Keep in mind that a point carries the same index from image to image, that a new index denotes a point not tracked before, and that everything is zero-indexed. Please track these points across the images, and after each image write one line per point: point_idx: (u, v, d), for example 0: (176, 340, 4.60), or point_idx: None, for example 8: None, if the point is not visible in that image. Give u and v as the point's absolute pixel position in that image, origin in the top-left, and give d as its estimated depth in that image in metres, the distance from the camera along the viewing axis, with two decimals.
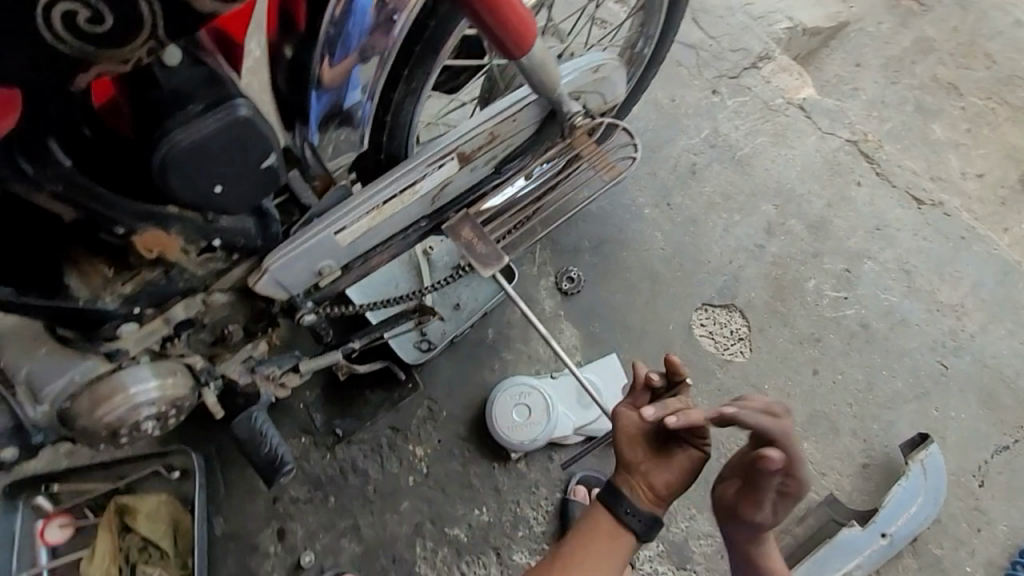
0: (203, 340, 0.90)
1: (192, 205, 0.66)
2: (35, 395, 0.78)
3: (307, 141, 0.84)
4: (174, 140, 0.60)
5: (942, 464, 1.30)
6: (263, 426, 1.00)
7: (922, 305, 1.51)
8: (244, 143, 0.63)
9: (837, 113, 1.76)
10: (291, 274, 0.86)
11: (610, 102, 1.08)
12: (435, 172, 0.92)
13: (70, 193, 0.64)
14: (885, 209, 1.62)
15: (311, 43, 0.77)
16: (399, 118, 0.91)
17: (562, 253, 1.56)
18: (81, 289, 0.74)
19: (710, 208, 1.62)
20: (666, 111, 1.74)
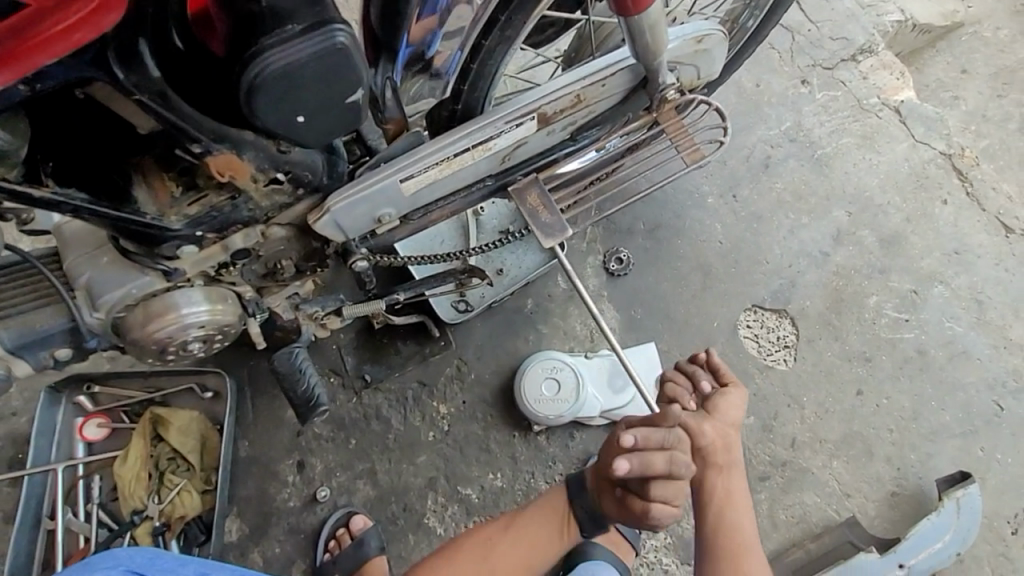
0: (255, 271, 0.87)
1: (273, 133, 0.61)
2: (92, 302, 0.78)
3: (389, 80, 0.79)
4: (266, 61, 0.55)
5: (979, 506, 1.24)
6: (301, 364, 1.00)
7: (987, 340, 1.42)
8: (336, 77, 0.58)
9: (935, 122, 1.62)
10: (352, 217, 0.84)
11: (706, 78, 1.00)
12: (512, 131, 0.87)
13: (153, 104, 0.61)
14: (968, 233, 1.51)
15: None
16: (485, 69, 0.85)
17: (614, 232, 1.50)
18: (147, 204, 0.72)
19: (778, 206, 1.53)
20: (747, 96, 1.63)
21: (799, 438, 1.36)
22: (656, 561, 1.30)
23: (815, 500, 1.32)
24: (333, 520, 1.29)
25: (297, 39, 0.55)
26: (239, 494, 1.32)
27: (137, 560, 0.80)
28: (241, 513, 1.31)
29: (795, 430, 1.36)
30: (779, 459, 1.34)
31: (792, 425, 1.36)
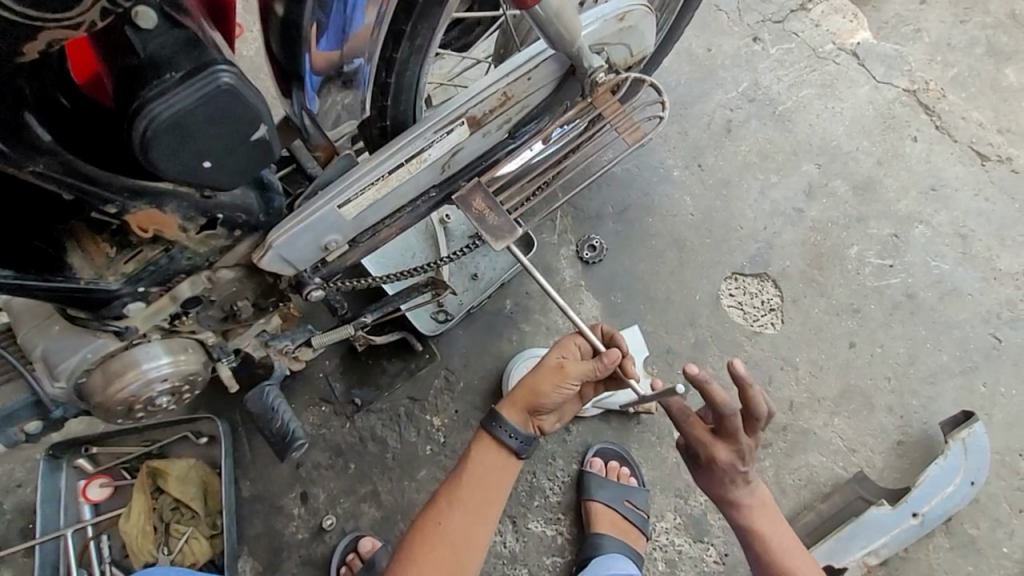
0: (212, 316, 0.87)
1: (182, 181, 0.62)
2: (50, 372, 0.79)
3: (305, 108, 0.79)
4: (152, 112, 0.56)
5: (987, 444, 1.22)
6: (273, 402, 1.00)
7: (976, 273, 1.39)
8: (230, 115, 0.59)
9: (895, 59, 1.59)
10: (296, 250, 0.83)
11: (639, 55, 0.98)
12: (444, 139, 0.86)
13: (55, 172, 0.61)
14: (943, 167, 1.48)
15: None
16: (404, 80, 0.83)
17: (584, 220, 1.49)
18: (83, 269, 0.72)
19: (745, 169, 1.51)
20: (700, 62, 1.60)
21: (796, 400, 1.34)
22: (668, 543, 1.28)
23: (821, 460, 1.30)
24: (342, 546, 1.30)
25: (182, 85, 0.56)
26: (247, 534, 1.33)
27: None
28: (252, 552, 1.32)
29: (791, 393, 1.34)
30: (779, 424, 1.32)
31: (787, 388, 1.34)
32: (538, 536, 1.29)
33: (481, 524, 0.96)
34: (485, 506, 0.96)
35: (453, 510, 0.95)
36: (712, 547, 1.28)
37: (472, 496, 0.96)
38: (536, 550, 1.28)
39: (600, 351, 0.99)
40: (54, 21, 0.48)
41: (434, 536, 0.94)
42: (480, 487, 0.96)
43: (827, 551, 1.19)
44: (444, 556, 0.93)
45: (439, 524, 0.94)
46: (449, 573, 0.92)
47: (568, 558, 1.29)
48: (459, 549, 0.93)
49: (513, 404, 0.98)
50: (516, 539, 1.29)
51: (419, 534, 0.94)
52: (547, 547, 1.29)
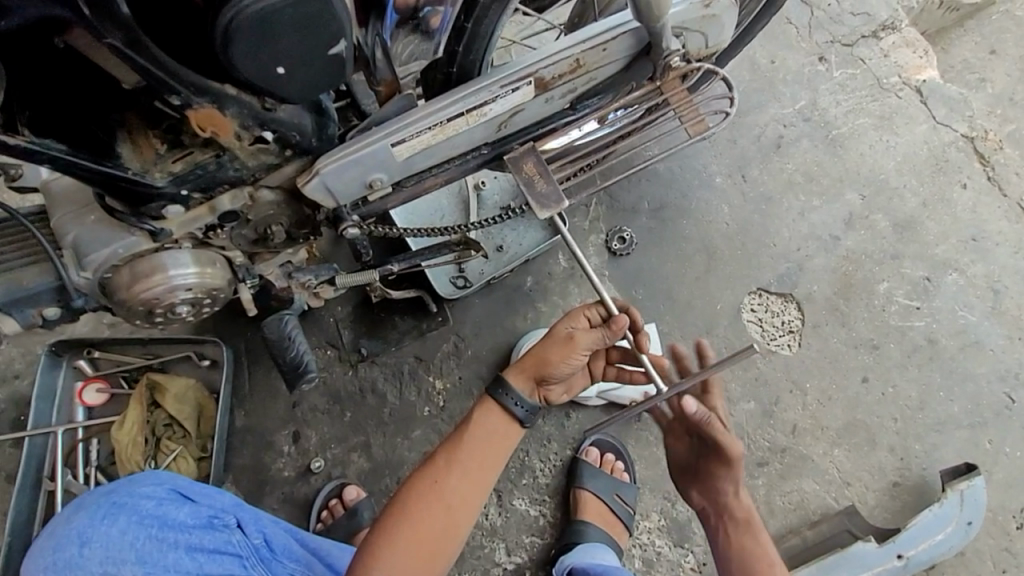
0: (246, 236, 0.86)
1: (252, 83, 0.60)
2: (79, 261, 0.78)
3: (379, 37, 0.76)
4: (238, 5, 0.54)
5: (984, 500, 1.21)
6: (290, 331, 1.00)
7: (1002, 330, 1.38)
8: (315, 23, 0.57)
9: (958, 103, 1.56)
10: (340, 182, 0.81)
11: (714, 48, 0.96)
12: (508, 96, 0.84)
13: (126, 48, 0.59)
14: (987, 219, 1.45)
15: None
16: (480, 27, 0.81)
17: (618, 211, 1.47)
18: (130, 161, 0.71)
19: (788, 187, 1.48)
20: (761, 73, 1.57)
21: (800, 425, 1.33)
22: (649, 543, 1.28)
23: (813, 487, 1.29)
24: (327, 490, 1.30)
25: None
26: (234, 462, 1.33)
27: (181, 483, 0.91)
28: (237, 480, 1.32)
29: (796, 417, 1.33)
30: (778, 445, 1.32)
31: (792, 412, 1.34)
32: (521, 514, 1.29)
33: (477, 493, 0.91)
34: (483, 475, 0.91)
35: (449, 473, 0.90)
36: (691, 555, 1.27)
37: (471, 460, 0.91)
38: (516, 527, 1.28)
39: (611, 324, 0.96)
40: None
41: (428, 497, 0.89)
42: (480, 454, 0.91)
43: None
44: (436, 519, 0.88)
45: (435, 487, 0.90)
46: (439, 539, 0.88)
47: (546, 541, 1.29)
48: (454, 517, 0.89)
49: (526, 373, 0.94)
50: (498, 513, 1.29)
51: (411, 492, 0.90)
52: (528, 526, 1.29)
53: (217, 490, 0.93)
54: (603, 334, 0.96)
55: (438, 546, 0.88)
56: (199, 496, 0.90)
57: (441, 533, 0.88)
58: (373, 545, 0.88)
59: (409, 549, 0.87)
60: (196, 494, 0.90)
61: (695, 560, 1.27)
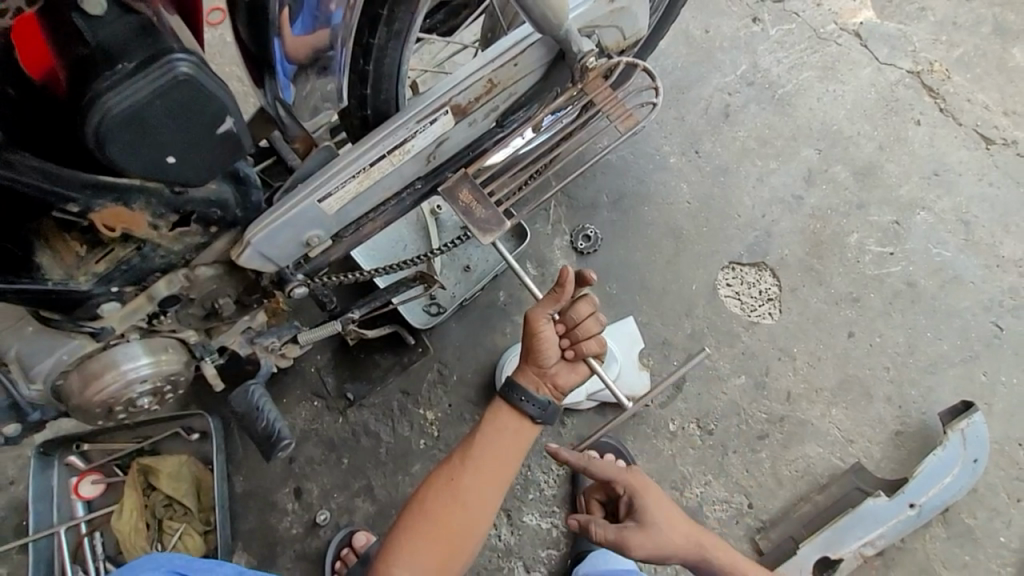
0: (193, 314, 0.84)
1: (145, 177, 0.59)
2: (26, 374, 0.77)
3: (279, 97, 0.76)
4: (107, 105, 0.53)
5: (987, 434, 1.20)
6: (259, 402, 0.97)
7: (979, 260, 1.36)
8: (189, 107, 0.56)
9: (898, 39, 1.54)
10: (274, 246, 0.80)
11: (630, 38, 0.95)
12: (428, 129, 0.82)
13: (8, 169, 0.58)
14: (946, 151, 1.44)
15: None
16: (383, 67, 0.80)
17: (577, 209, 1.45)
18: (52, 269, 0.71)
19: (743, 154, 1.47)
20: (697, 44, 1.55)
21: (794, 391, 1.32)
22: None
23: (818, 451, 1.28)
24: (336, 541, 1.29)
25: (137, 75, 0.53)
26: (241, 529, 1.32)
27: (177, 563, 0.82)
28: (247, 547, 1.31)
29: (788, 384, 1.32)
30: (775, 415, 1.31)
31: (784, 379, 1.33)
32: (533, 530, 1.29)
33: (494, 494, 0.94)
34: (497, 471, 0.94)
35: (465, 473, 0.93)
36: None
37: (485, 458, 0.94)
38: (531, 543, 1.27)
39: (559, 284, 0.95)
40: None
41: (448, 497, 0.92)
42: (495, 453, 0.94)
43: (823, 544, 1.18)
44: (454, 519, 0.91)
45: (455, 490, 0.93)
46: (458, 538, 0.91)
47: (562, 552, 1.28)
48: (471, 514, 0.92)
49: (526, 369, 0.98)
50: (510, 532, 1.28)
51: (430, 493, 0.93)
52: (542, 540, 1.28)
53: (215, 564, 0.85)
54: (555, 296, 0.95)
55: (458, 540, 0.91)
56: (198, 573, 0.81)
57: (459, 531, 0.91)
58: (393, 549, 0.90)
59: (427, 547, 0.90)
60: (192, 573, 0.80)
61: None
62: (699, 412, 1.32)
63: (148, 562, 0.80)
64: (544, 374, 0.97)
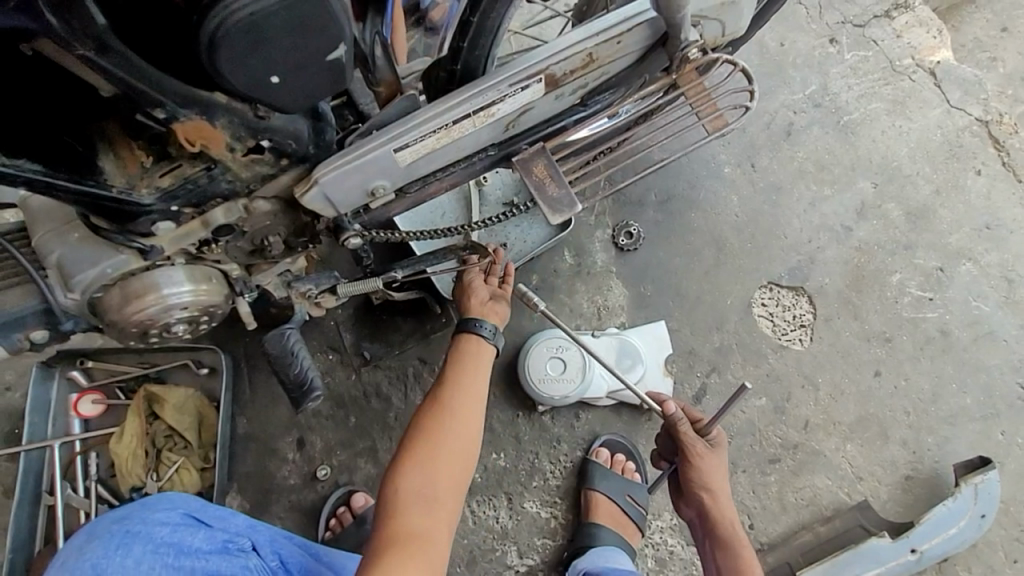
0: (241, 249, 0.81)
1: (244, 93, 0.56)
2: (66, 282, 0.73)
3: (380, 36, 0.71)
4: (228, 9, 0.49)
5: (998, 492, 1.20)
6: (293, 347, 0.94)
7: (1015, 320, 1.35)
8: (308, 29, 0.52)
9: (972, 85, 1.51)
10: (340, 191, 0.76)
11: (731, 36, 0.91)
12: (516, 95, 0.79)
13: (99, 60, 0.54)
14: (1001, 206, 1.42)
15: None
16: (487, 22, 0.76)
17: (624, 203, 1.42)
18: (114, 177, 0.67)
19: (799, 176, 1.44)
20: (770, 57, 1.51)
21: (812, 420, 1.31)
22: (661, 542, 1.27)
23: (826, 483, 1.28)
24: (334, 498, 1.28)
25: None
26: (238, 471, 1.30)
27: (191, 506, 0.82)
28: (241, 490, 1.29)
29: (808, 412, 1.32)
30: (789, 442, 1.30)
31: (804, 408, 1.32)
32: (532, 517, 1.28)
33: (476, 417, 0.95)
34: (477, 395, 0.96)
35: (440, 413, 0.93)
36: None
37: (464, 385, 0.96)
38: (528, 529, 1.27)
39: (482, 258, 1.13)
40: None
41: (433, 430, 0.91)
42: (468, 376, 0.97)
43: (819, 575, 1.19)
44: (446, 446, 0.90)
45: (436, 418, 0.92)
46: (453, 474, 0.88)
47: (558, 542, 1.28)
48: (459, 445, 0.90)
49: (471, 304, 1.06)
50: (508, 516, 1.27)
51: (415, 429, 0.92)
52: (539, 528, 1.27)
53: (229, 514, 0.85)
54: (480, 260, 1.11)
55: (460, 472, 0.89)
56: (212, 520, 0.81)
57: (455, 467, 0.89)
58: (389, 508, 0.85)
59: (435, 481, 0.86)
60: (208, 518, 0.80)
61: None
62: None
63: (161, 502, 0.80)
64: (482, 306, 1.06)
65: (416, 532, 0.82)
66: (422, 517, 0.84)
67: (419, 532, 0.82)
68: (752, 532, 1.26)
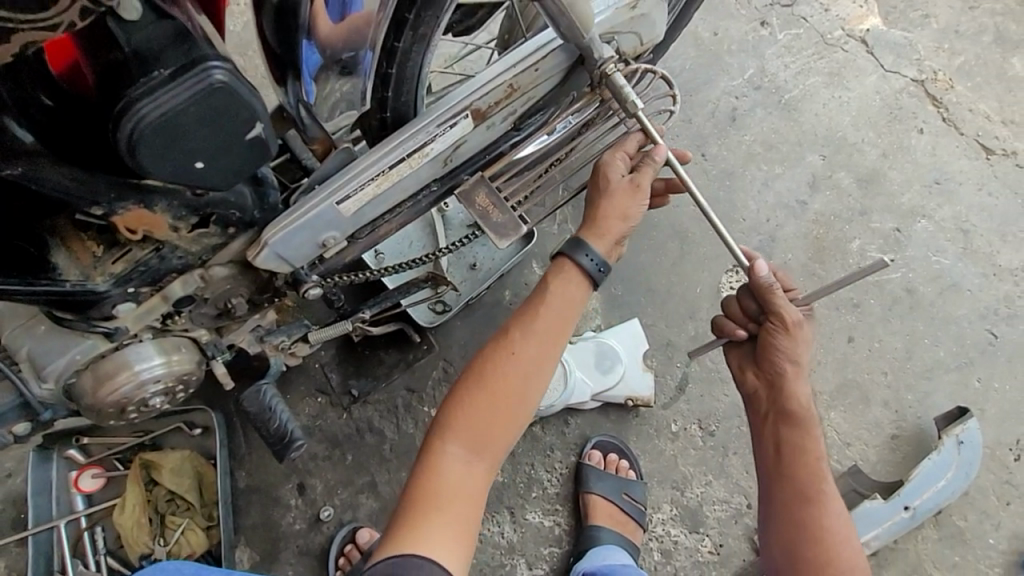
0: (206, 314, 0.83)
1: (172, 182, 0.59)
2: (39, 373, 0.76)
3: (302, 100, 0.76)
4: (140, 112, 0.53)
5: (980, 439, 1.23)
6: (271, 402, 0.98)
7: (975, 269, 1.39)
8: (220, 116, 0.56)
9: (904, 47, 1.55)
10: (292, 248, 0.79)
11: (648, 44, 0.95)
12: (447, 133, 0.82)
13: (36, 174, 0.58)
14: (947, 160, 1.46)
15: None
16: (405, 70, 0.79)
17: (584, 209, 1.46)
18: (68, 269, 0.69)
19: (749, 158, 1.48)
20: (706, 47, 1.55)
21: None
22: (664, 534, 1.29)
23: None
24: (340, 537, 1.30)
25: (171, 82, 0.53)
26: (244, 524, 1.32)
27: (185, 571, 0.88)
28: (249, 542, 1.31)
29: None
30: None
31: None
32: (536, 527, 1.30)
33: (545, 357, 0.87)
34: (557, 332, 0.89)
35: (520, 335, 0.88)
36: (707, 538, 1.28)
37: (545, 324, 0.88)
38: (534, 540, 1.29)
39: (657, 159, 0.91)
40: (29, 22, 0.45)
41: (492, 367, 0.86)
42: (550, 319, 0.88)
43: None
44: (507, 387, 0.85)
45: (503, 356, 0.86)
46: (508, 409, 0.85)
47: (564, 549, 1.30)
48: (517, 381, 0.85)
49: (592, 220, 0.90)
50: (513, 530, 1.29)
51: (481, 359, 0.87)
52: (544, 537, 1.30)
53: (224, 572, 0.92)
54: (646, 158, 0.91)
55: (512, 415, 0.85)
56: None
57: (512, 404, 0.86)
58: (446, 421, 0.85)
59: (483, 421, 0.84)
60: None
61: (712, 542, 1.28)
62: (700, 414, 1.34)
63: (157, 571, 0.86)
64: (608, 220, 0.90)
65: (453, 476, 0.82)
66: (462, 459, 0.83)
67: (456, 472, 0.82)
68: (750, 511, 1.29)
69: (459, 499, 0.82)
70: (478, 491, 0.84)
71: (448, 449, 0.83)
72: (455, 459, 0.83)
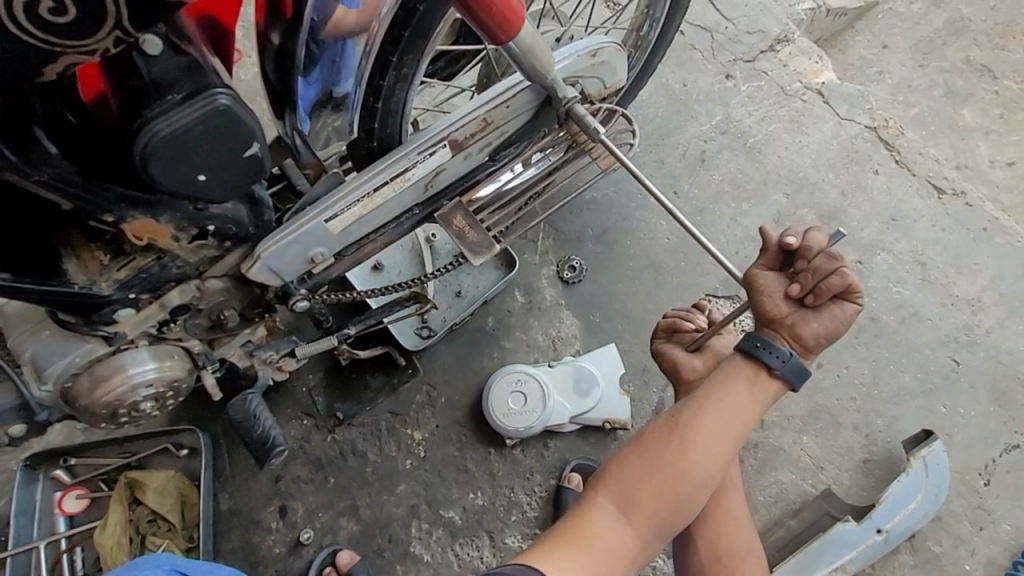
0: (199, 325, 0.90)
1: (177, 193, 0.68)
2: (40, 374, 0.82)
3: (297, 129, 0.86)
4: (154, 130, 0.62)
5: (947, 463, 1.27)
6: (256, 410, 1.03)
7: (935, 300, 1.46)
8: (223, 134, 0.66)
9: (859, 98, 1.69)
10: (282, 262, 0.86)
11: (611, 88, 1.06)
12: (427, 160, 0.91)
13: (56, 183, 0.66)
14: (903, 199, 1.57)
15: (299, 31, 0.76)
16: (390, 106, 0.89)
17: (565, 241, 1.54)
18: (78, 275, 0.77)
19: (718, 197, 1.58)
20: (676, 96, 1.69)
21: (768, 418, 1.37)
22: None
23: (790, 477, 1.33)
24: (320, 560, 1.30)
25: (182, 105, 0.63)
26: (224, 547, 1.32)
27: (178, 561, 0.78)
28: (228, 565, 1.31)
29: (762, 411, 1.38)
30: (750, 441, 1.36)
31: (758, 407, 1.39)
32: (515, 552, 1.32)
33: (722, 449, 0.89)
34: (737, 424, 0.89)
35: (699, 417, 0.89)
36: None
37: (727, 408, 0.89)
38: None
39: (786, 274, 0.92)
40: (72, 48, 0.55)
41: (674, 441, 0.89)
42: (727, 405, 0.89)
43: (796, 568, 1.21)
44: (680, 465, 0.87)
45: (688, 432, 0.89)
46: (674, 487, 0.87)
47: None
48: (692, 463, 0.87)
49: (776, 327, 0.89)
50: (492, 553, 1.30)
51: (657, 427, 0.91)
52: None
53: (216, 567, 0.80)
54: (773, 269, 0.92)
55: (680, 492, 0.87)
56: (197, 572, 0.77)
57: (667, 489, 0.87)
58: (605, 479, 0.90)
59: (649, 488, 0.87)
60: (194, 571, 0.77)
61: None
62: None
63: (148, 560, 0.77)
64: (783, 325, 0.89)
65: (603, 530, 0.86)
66: (614, 520, 0.86)
67: (609, 533, 0.86)
68: None
69: (611, 565, 0.84)
70: (635, 566, 0.86)
71: (605, 507, 0.87)
72: (612, 523, 0.86)
